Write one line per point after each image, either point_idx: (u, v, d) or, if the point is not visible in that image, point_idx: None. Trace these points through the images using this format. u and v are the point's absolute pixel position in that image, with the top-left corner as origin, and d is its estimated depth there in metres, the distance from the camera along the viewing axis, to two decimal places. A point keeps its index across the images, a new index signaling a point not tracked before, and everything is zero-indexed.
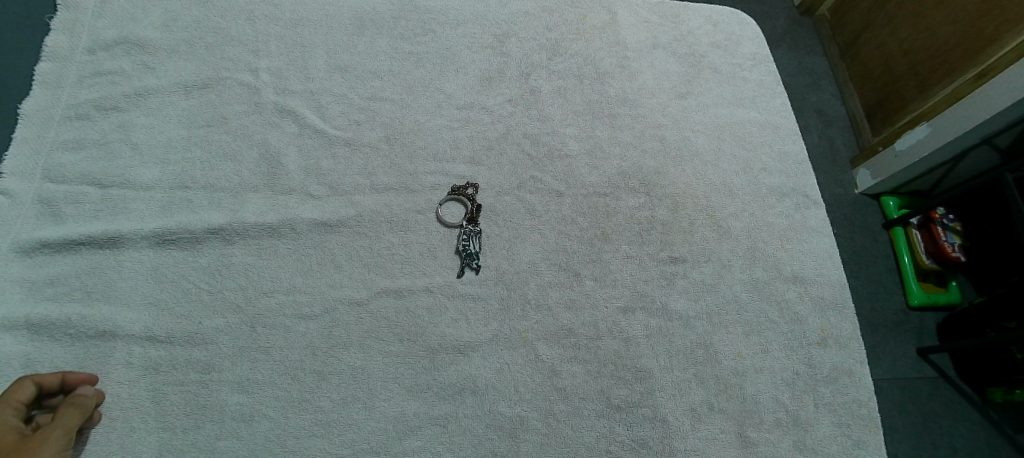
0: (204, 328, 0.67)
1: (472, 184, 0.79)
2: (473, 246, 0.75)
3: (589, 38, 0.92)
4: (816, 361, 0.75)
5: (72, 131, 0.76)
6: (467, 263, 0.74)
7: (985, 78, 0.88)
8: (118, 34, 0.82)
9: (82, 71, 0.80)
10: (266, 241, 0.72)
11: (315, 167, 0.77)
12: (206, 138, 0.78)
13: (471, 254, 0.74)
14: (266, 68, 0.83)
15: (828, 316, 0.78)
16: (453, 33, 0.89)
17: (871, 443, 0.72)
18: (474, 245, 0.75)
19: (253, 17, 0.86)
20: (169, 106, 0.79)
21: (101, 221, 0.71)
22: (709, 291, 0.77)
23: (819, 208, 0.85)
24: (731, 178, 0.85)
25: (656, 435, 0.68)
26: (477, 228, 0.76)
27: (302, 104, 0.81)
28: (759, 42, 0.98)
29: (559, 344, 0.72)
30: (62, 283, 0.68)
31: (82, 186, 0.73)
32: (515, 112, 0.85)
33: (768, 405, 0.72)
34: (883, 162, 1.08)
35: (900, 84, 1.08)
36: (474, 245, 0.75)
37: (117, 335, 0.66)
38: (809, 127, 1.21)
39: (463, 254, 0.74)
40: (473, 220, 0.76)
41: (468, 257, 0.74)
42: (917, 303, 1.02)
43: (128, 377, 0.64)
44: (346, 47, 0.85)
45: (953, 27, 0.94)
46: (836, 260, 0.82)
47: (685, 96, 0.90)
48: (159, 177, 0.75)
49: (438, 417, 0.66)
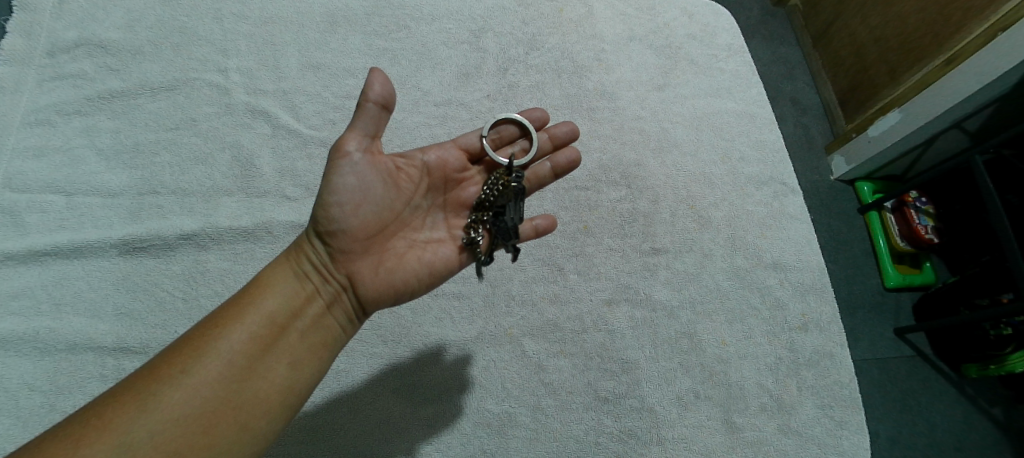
0: (181, 337, 0.65)
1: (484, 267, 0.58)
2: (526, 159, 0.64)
3: (565, 32, 0.91)
4: (798, 345, 0.76)
5: (34, 138, 0.73)
6: (515, 124, 0.66)
7: (952, 65, 0.88)
8: (78, 36, 0.80)
9: (42, 74, 0.77)
10: (242, 246, 0.70)
11: (290, 168, 0.75)
12: (175, 141, 0.76)
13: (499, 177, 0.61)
14: (235, 68, 0.81)
15: (808, 301, 0.79)
16: (429, 28, 0.88)
17: (854, 423, 0.73)
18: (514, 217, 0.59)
19: (220, 16, 0.84)
20: (135, 109, 0.77)
21: (68, 230, 0.69)
22: (691, 281, 0.77)
23: (797, 196, 0.86)
24: (710, 168, 0.86)
25: (644, 425, 0.69)
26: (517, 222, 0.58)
27: (275, 104, 0.79)
28: (734, 32, 0.98)
29: (545, 339, 0.71)
30: (28, 295, 0.65)
31: (45, 194, 0.71)
32: (493, 108, 0.84)
33: (753, 391, 0.73)
34: (855, 148, 1.09)
35: (871, 72, 1.07)
36: (516, 204, 0.59)
37: (89, 347, 0.63)
38: (786, 115, 1.21)
39: (521, 134, 0.67)
40: (501, 236, 0.58)
41: (538, 119, 0.67)
42: (893, 285, 1.02)
43: (102, 391, 0.62)
44: (319, 45, 0.84)
45: (921, 15, 0.93)
46: (815, 246, 0.83)
47: (662, 88, 0.90)
48: (126, 182, 0.73)
49: (425, 417, 0.66)
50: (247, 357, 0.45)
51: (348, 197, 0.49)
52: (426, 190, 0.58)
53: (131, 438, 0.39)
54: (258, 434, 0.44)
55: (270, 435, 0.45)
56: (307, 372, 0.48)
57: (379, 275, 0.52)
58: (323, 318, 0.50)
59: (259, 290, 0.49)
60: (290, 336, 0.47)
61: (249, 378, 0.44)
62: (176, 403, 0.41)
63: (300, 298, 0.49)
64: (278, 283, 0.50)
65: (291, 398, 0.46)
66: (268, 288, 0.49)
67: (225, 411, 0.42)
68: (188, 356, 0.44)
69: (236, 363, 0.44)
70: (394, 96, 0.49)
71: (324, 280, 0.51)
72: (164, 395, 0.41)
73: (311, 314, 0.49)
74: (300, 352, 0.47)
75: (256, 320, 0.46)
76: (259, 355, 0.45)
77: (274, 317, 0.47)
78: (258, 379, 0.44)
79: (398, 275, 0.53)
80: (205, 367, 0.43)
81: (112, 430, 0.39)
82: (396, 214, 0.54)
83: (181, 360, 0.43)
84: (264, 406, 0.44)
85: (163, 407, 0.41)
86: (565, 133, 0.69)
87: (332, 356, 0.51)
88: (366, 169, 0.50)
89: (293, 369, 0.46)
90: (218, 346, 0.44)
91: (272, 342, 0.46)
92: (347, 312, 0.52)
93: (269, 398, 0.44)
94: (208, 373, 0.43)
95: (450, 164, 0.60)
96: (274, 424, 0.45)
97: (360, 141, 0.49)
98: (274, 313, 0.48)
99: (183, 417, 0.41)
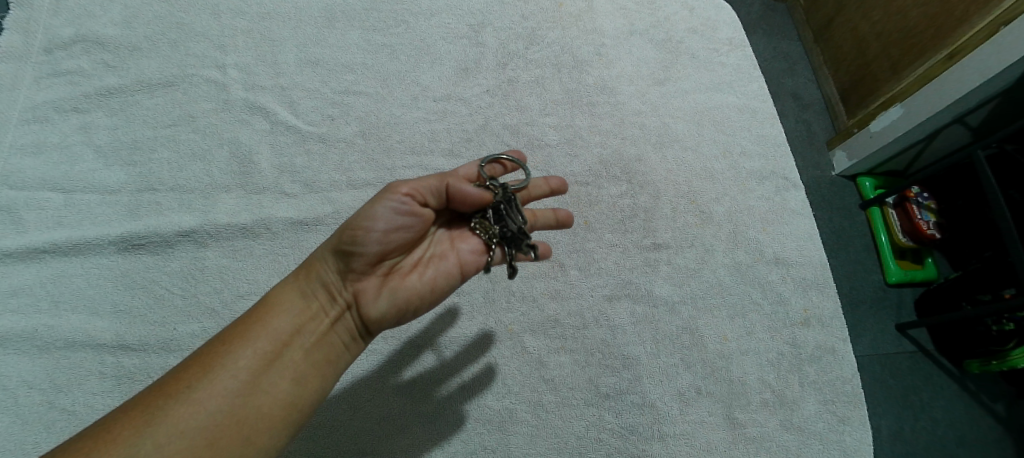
0: (180, 334, 0.65)
1: (513, 276, 0.53)
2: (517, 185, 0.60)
3: (565, 26, 0.91)
4: (800, 341, 0.76)
5: (31, 135, 0.73)
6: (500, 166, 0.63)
7: (954, 59, 0.87)
8: (75, 33, 0.79)
9: (39, 71, 0.77)
10: (241, 243, 0.70)
11: (289, 165, 0.75)
12: (173, 137, 0.75)
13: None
14: (233, 64, 0.80)
15: (810, 296, 0.78)
16: (428, 23, 0.87)
17: (856, 418, 0.73)
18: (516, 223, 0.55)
19: (218, 12, 0.83)
20: (133, 106, 0.76)
21: (67, 228, 0.69)
22: (693, 276, 0.77)
23: (799, 190, 0.86)
24: (711, 163, 0.85)
25: (646, 421, 0.68)
26: (522, 226, 0.54)
27: (274, 100, 0.79)
28: (735, 26, 0.97)
29: (545, 335, 0.71)
30: (26, 293, 0.65)
31: (43, 192, 0.70)
32: (493, 103, 0.83)
33: (755, 386, 0.72)
34: (857, 143, 1.08)
35: (873, 66, 1.06)
36: (513, 212, 0.55)
37: (88, 345, 0.63)
38: (788, 110, 1.20)
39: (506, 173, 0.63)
40: (512, 246, 0.55)
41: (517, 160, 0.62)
42: (895, 281, 1.01)
43: (101, 388, 0.61)
44: (317, 40, 0.83)
45: (923, 9, 0.92)
46: (817, 241, 0.82)
47: (663, 82, 0.89)
48: (124, 179, 0.72)
49: (425, 414, 0.65)
50: (252, 374, 0.44)
51: (378, 224, 0.48)
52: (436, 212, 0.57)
53: (135, 452, 0.39)
54: (260, 451, 0.43)
55: (272, 451, 0.44)
56: (310, 390, 0.47)
57: (383, 295, 0.50)
58: (327, 335, 0.49)
59: (267, 308, 0.48)
60: (293, 354, 0.46)
61: (253, 395, 0.43)
62: (179, 419, 0.41)
63: (305, 316, 0.48)
64: (285, 300, 0.48)
65: (293, 416, 0.45)
66: (275, 306, 0.48)
67: (227, 427, 0.42)
68: (193, 372, 0.43)
69: (239, 380, 0.43)
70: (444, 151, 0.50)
71: (331, 298, 0.49)
72: (169, 410, 0.41)
73: (317, 332, 0.48)
74: (303, 370, 0.46)
75: (262, 338, 0.46)
76: (263, 373, 0.44)
77: (280, 335, 0.46)
78: (260, 396, 0.44)
79: (403, 295, 0.51)
80: (210, 383, 0.43)
81: (117, 445, 0.39)
82: None
83: (188, 375, 0.43)
84: (266, 422, 0.43)
85: (167, 421, 0.40)
86: (556, 183, 0.65)
87: (335, 374, 0.49)
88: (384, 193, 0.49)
89: (295, 386, 0.46)
90: (224, 363, 0.44)
91: (275, 359, 0.45)
92: (352, 330, 0.51)
93: (271, 415, 0.44)
94: (213, 389, 0.42)
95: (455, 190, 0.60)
96: (275, 440, 0.44)
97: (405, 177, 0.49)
98: (279, 330, 0.47)
99: (186, 432, 0.40)
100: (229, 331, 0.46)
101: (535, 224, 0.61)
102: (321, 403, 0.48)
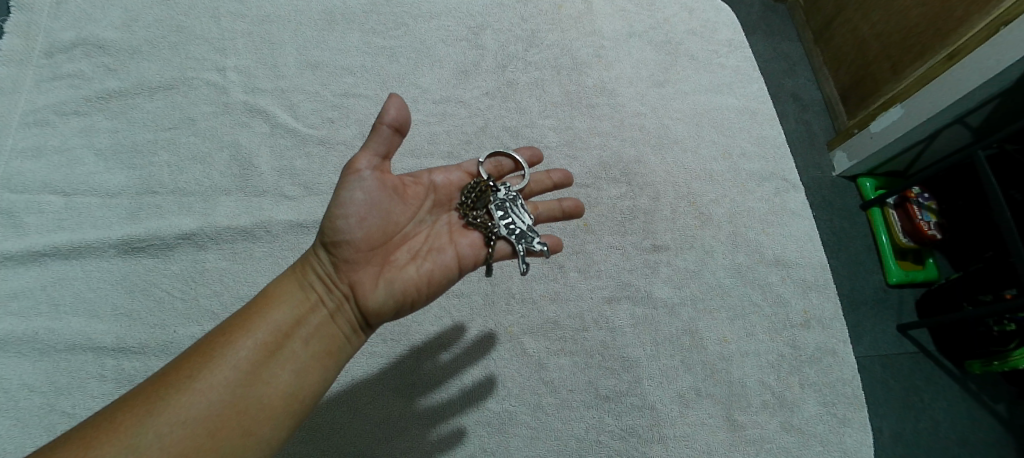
0: (179, 337, 0.65)
1: (526, 273, 0.56)
2: (518, 185, 0.64)
3: (564, 28, 0.91)
4: (799, 342, 0.76)
5: (31, 138, 0.73)
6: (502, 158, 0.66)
7: (954, 60, 0.87)
8: (76, 36, 0.79)
9: (39, 75, 0.77)
10: (241, 245, 0.70)
11: (289, 167, 0.75)
12: (173, 140, 0.75)
13: (480, 190, 0.60)
14: (233, 67, 0.80)
15: (810, 298, 0.78)
16: (428, 26, 0.87)
17: (857, 420, 0.72)
18: (523, 222, 0.58)
19: (218, 15, 0.83)
20: (134, 109, 0.77)
21: (67, 230, 0.69)
22: (693, 278, 0.77)
23: (799, 191, 0.86)
24: (711, 165, 0.85)
25: (645, 423, 0.68)
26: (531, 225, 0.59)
27: (274, 103, 0.79)
28: (734, 27, 0.97)
29: (545, 337, 0.71)
30: (27, 296, 0.65)
31: (44, 195, 0.70)
32: (492, 105, 0.84)
33: (755, 388, 0.72)
34: (857, 144, 1.08)
35: (874, 67, 1.06)
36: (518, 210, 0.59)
37: (88, 348, 0.63)
38: (788, 110, 1.20)
39: (512, 169, 0.67)
40: (519, 241, 0.58)
41: (529, 158, 0.66)
42: (897, 281, 1.01)
43: (101, 391, 0.61)
44: (317, 43, 0.83)
45: (923, 9, 0.92)
46: (816, 241, 0.82)
47: (663, 84, 0.90)
48: (125, 182, 0.72)
49: (425, 415, 0.65)
50: (252, 364, 0.44)
51: (356, 210, 0.48)
52: (432, 207, 0.57)
53: (136, 442, 0.38)
54: (260, 443, 0.42)
55: (274, 443, 0.43)
56: (310, 381, 0.46)
57: (381, 285, 0.50)
58: (327, 327, 0.48)
59: (266, 300, 0.48)
60: (293, 344, 0.46)
61: (254, 384, 0.43)
62: (179, 407, 0.40)
63: (304, 308, 0.48)
64: (284, 293, 0.49)
65: (294, 406, 0.44)
66: (274, 300, 0.48)
67: (229, 416, 0.41)
68: (194, 362, 0.43)
69: (240, 370, 0.43)
70: (409, 120, 0.48)
71: (328, 290, 0.49)
72: (169, 400, 0.40)
73: (315, 323, 0.48)
74: (304, 360, 0.46)
75: (261, 329, 0.45)
76: (264, 362, 0.44)
77: (280, 326, 0.46)
78: (262, 385, 0.43)
79: (401, 285, 0.51)
80: (210, 373, 0.42)
81: (120, 435, 0.38)
82: (399, 226, 0.52)
83: (189, 367, 0.43)
84: (268, 412, 0.43)
85: (170, 410, 0.40)
86: (559, 177, 0.68)
87: (337, 365, 0.49)
88: (371, 184, 0.49)
89: (296, 376, 0.45)
90: (225, 353, 0.44)
91: (275, 349, 0.45)
92: (353, 323, 0.50)
93: (273, 404, 0.43)
94: (214, 379, 0.42)
95: (456, 184, 0.60)
96: (277, 431, 0.43)
97: (371, 159, 0.49)
98: (278, 322, 0.46)
99: (189, 421, 0.40)
100: (230, 323, 0.46)
101: (539, 217, 0.64)
102: (323, 394, 0.47)
